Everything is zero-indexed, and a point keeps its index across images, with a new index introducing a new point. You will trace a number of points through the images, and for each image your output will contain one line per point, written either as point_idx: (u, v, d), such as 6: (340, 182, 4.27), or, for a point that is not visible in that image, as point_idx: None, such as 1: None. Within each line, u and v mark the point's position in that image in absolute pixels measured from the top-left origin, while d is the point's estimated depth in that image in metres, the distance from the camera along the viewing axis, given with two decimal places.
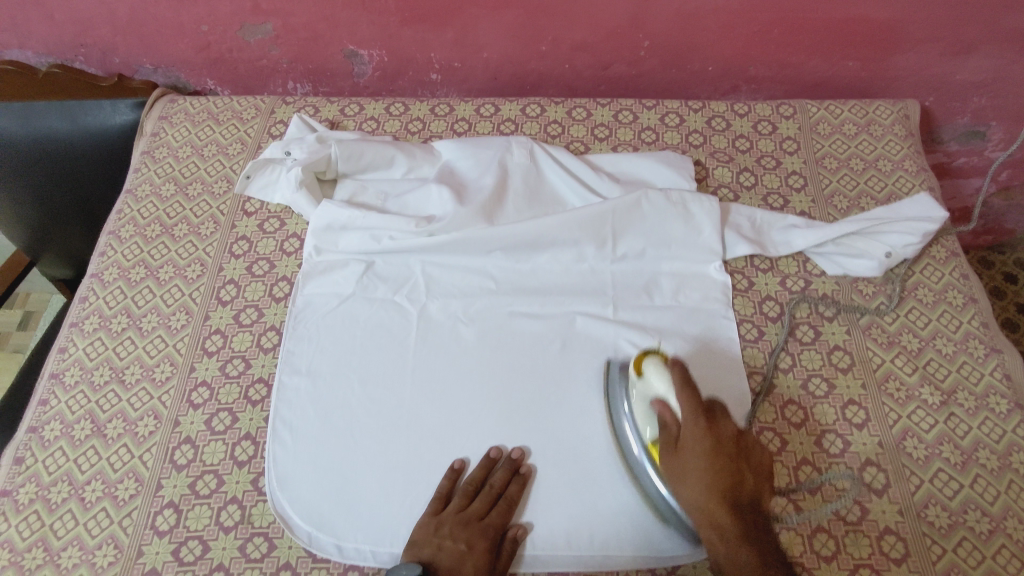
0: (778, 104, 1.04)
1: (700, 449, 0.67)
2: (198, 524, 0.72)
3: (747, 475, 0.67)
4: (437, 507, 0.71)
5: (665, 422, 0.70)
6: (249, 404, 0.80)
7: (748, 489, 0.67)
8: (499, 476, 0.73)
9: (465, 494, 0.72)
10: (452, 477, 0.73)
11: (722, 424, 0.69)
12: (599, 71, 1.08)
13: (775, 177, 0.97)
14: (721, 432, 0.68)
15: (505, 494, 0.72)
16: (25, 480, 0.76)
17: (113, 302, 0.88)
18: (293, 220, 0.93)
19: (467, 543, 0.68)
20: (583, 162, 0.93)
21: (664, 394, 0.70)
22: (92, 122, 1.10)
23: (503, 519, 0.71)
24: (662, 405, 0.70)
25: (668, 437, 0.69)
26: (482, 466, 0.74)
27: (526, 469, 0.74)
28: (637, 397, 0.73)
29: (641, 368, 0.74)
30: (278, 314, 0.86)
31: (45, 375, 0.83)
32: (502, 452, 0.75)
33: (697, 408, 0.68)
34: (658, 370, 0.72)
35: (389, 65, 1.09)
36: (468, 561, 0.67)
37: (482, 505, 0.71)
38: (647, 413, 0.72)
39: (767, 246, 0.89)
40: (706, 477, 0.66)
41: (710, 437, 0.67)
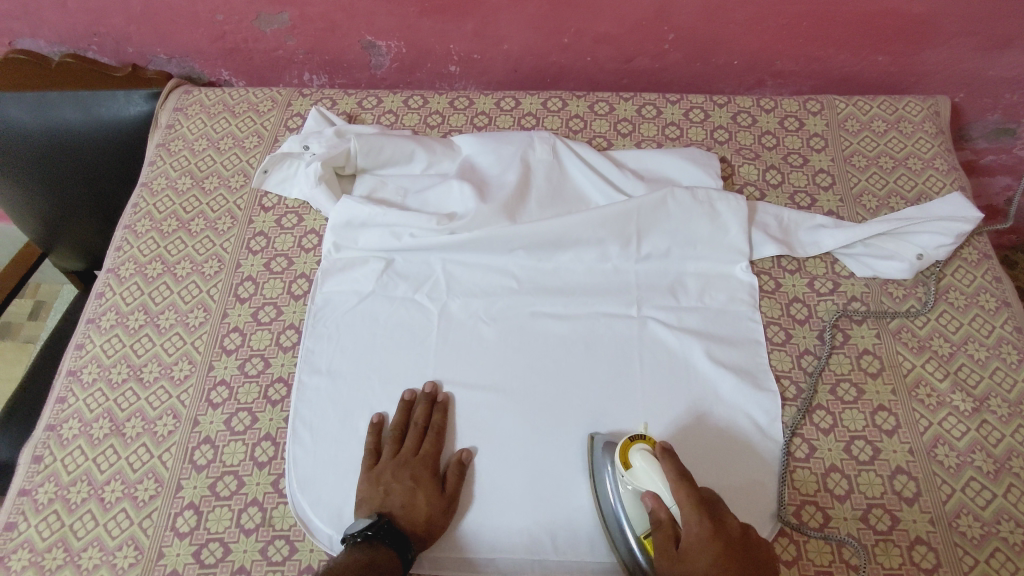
0: (805, 99, 1.02)
1: (704, 555, 0.60)
2: (219, 525, 0.71)
3: (757, 575, 0.61)
4: (372, 461, 0.73)
5: (659, 520, 0.63)
6: (269, 404, 0.79)
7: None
8: (418, 412, 0.76)
9: (395, 439, 0.74)
10: (375, 429, 0.75)
11: (727, 522, 0.62)
12: (622, 64, 1.06)
13: (803, 175, 0.95)
14: (727, 530, 0.61)
15: (430, 425, 0.76)
16: (44, 479, 0.75)
17: (130, 299, 0.87)
18: (311, 216, 0.92)
19: (413, 477, 0.71)
20: (606, 158, 0.91)
21: (657, 489, 0.64)
22: (106, 113, 1.08)
23: (436, 449, 0.74)
24: (655, 501, 0.63)
25: (663, 536, 0.63)
26: (399, 410, 0.76)
27: (442, 398, 0.78)
28: (625, 488, 0.67)
29: (628, 459, 0.67)
30: (297, 312, 0.85)
31: (62, 372, 0.83)
32: (415, 394, 0.78)
33: (697, 504, 0.61)
34: (647, 461, 0.65)
35: (407, 57, 1.07)
36: (420, 492, 0.70)
37: (413, 441, 0.74)
38: (638, 505, 0.66)
39: (795, 247, 0.87)
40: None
41: (714, 541, 0.60)
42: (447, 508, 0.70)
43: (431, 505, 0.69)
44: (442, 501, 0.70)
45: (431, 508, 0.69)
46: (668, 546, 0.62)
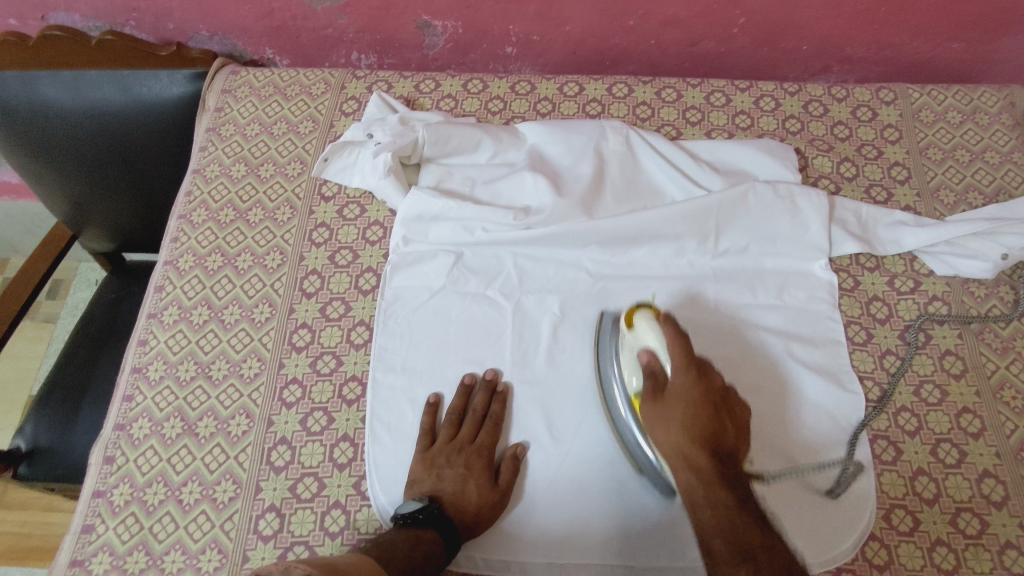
0: (878, 87, 0.99)
1: (684, 400, 0.66)
2: (302, 529, 0.70)
3: (729, 427, 0.66)
4: (426, 443, 0.73)
5: (653, 371, 0.68)
6: (345, 404, 0.77)
7: (730, 439, 0.66)
8: (478, 399, 0.75)
9: (451, 423, 0.74)
10: (432, 411, 0.75)
11: (713, 377, 0.68)
12: (686, 47, 1.03)
13: (877, 168, 0.92)
14: (710, 386, 0.67)
15: (488, 414, 0.74)
16: (119, 480, 0.74)
17: (192, 293, 0.84)
18: (375, 206, 0.89)
19: (466, 466, 0.71)
20: (680, 149, 0.88)
21: (654, 346, 0.68)
22: (147, 94, 1.03)
23: (492, 439, 0.73)
24: (651, 357, 0.68)
25: (653, 383, 0.67)
26: (459, 394, 0.75)
27: (503, 388, 0.76)
28: (627, 349, 0.71)
29: (632, 321, 0.72)
30: (366, 308, 0.82)
31: (127, 368, 0.81)
32: (475, 378, 0.76)
33: (687, 361, 0.67)
34: (648, 322, 0.70)
35: (463, 37, 1.03)
36: (471, 481, 0.70)
37: (469, 429, 0.73)
38: (634, 363, 0.70)
39: (874, 244, 0.85)
40: (688, 422, 0.65)
41: (699, 387, 0.66)
42: (496, 503, 0.69)
43: (481, 497, 0.69)
44: (492, 495, 0.69)
45: (480, 501, 0.69)
46: (656, 392, 0.67)
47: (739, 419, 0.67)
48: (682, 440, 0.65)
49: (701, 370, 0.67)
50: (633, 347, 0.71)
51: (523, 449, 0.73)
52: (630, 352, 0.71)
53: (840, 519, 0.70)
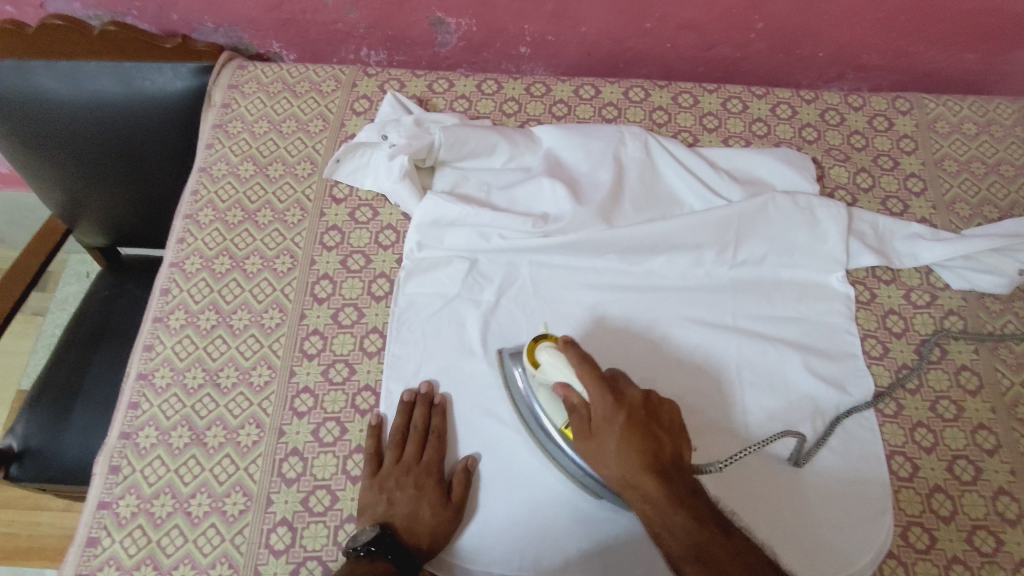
0: (894, 97, 0.98)
1: (612, 432, 0.62)
2: (316, 543, 0.68)
3: (663, 435, 0.63)
4: (373, 468, 0.70)
5: (574, 405, 0.65)
6: (358, 414, 0.75)
7: (669, 452, 0.62)
8: (418, 414, 0.72)
9: (396, 443, 0.71)
10: (374, 433, 0.72)
11: (627, 392, 0.65)
12: (702, 51, 1.01)
13: (893, 179, 0.92)
14: (631, 401, 0.64)
15: (431, 429, 0.72)
16: (124, 491, 0.72)
17: (199, 296, 0.82)
18: (387, 210, 0.87)
19: (416, 486, 0.69)
20: (700, 157, 0.87)
21: (565, 379, 0.66)
22: (149, 88, 1.00)
23: (438, 454, 0.71)
24: (566, 390, 0.65)
25: (578, 420, 0.64)
26: (399, 413, 0.73)
27: (441, 400, 0.74)
28: (539, 386, 0.70)
29: (534, 357, 0.69)
30: (380, 315, 0.81)
31: (131, 374, 0.79)
32: (414, 394, 0.74)
33: (598, 378, 0.64)
34: (552, 355, 0.67)
35: (476, 35, 1.00)
36: (424, 502, 0.68)
37: (415, 447, 0.71)
38: (553, 400, 0.69)
39: (891, 257, 0.85)
40: (626, 457, 0.61)
41: (620, 413, 0.63)
42: (451, 521, 0.67)
43: (436, 517, 0.67)
44: (447, 513, 0.67)
45: (435, 521, 0.67)
46: (583, 428, 0.64)
47: (668, 421, 0.64)
48: (630, 473, 0.61)
49: (617, 391, 0.64)
50: (546, 382, 0.68)
51: (474, 460, 0.71)
52: (544, 388, 0.69)
53: (855, 515, 0.70)
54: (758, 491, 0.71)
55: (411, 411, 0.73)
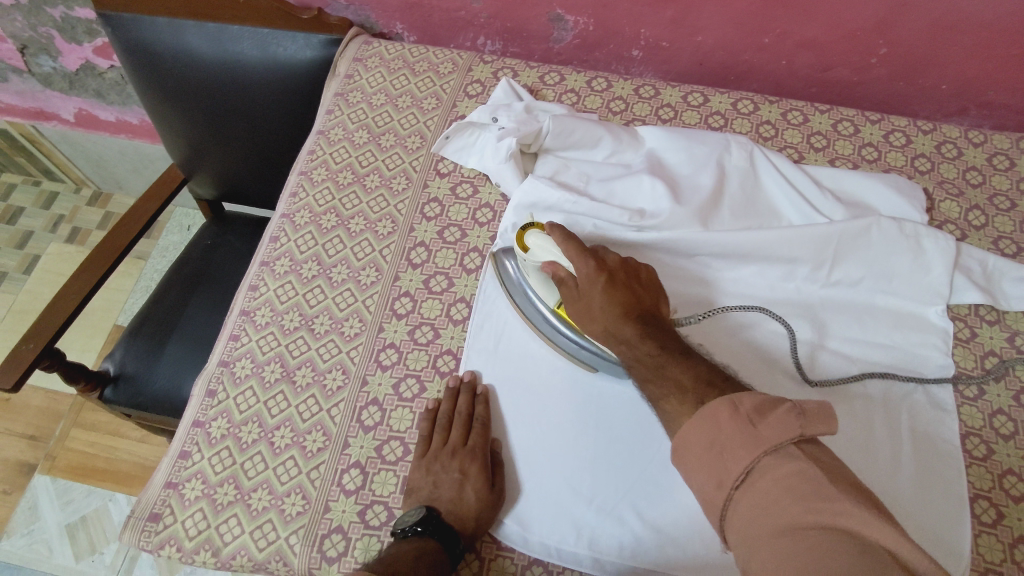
0: (1018, 137, 0.94)
1: (595, 289, 0.68)
2: (384, 490, 0.71)
3: (641, 291, 0.69)
4: (423, 449, 0.72)
5: (562, 279, 0.70)
6: (438, 375, 0.78)
7: (647, 303, 0.68)
8: (462, 401, 0.74)
9: (443, 427, 0.72)
10: (427, 417, 0.74)
11: (607, 260, 0.71)
12: (818, 72, 1.00)
13: (1009, 221, 0.88)
14: (608, 265, 0.70)
15: (474, 416, 0.73)
16: (217, 414, 0.77)
17: (304, 247, 0.87)
18: (488, 188, 0.91)
19: (462, 469, 0.69)
20: (804, 174, 0.86)
21: (552, 257, 0.70)
22: (282, 54, 1.07)
23: (483, 440, 0.71)
24: (554, 267, 0.70)
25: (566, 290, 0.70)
26: (445, 399, 0.74)
27: (483, 389, 0.75)
28: (530, 269, 0.74)
29: (524, 244, 0.73)
30: (469, 286, 0.84)
31: (236, 310, 0.84)
32: (458, 382, 0.76)
33: (581, 249, 0.69)
34: (540, 239, 0.71)
35: (592, 34, 1.03)
36: (468, 486, 0.68)
37: (459, 432, 0.71)
38: (544, 282, 0.74)
39: (998, 298, 0.82)
40: (610, 309, 0.67)
41: (603, 274, 0.68)
42: (495, 505, 0.68)
43: (480, 502, 0.67)
44: (490, 497, 0.68)
45: (480, 505, 0.67)
46: (572, 296, 0.70)
47: (646, 283, 0.70)
48: (610, 321, 0.67)
49: (597, 258, 0.70)
50: (537, 266, 0.73)
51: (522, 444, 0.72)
52: (534, 271, 0.74)
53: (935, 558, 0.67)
54: (735, 346, 0.78)
55: (455, 397, 0.75)
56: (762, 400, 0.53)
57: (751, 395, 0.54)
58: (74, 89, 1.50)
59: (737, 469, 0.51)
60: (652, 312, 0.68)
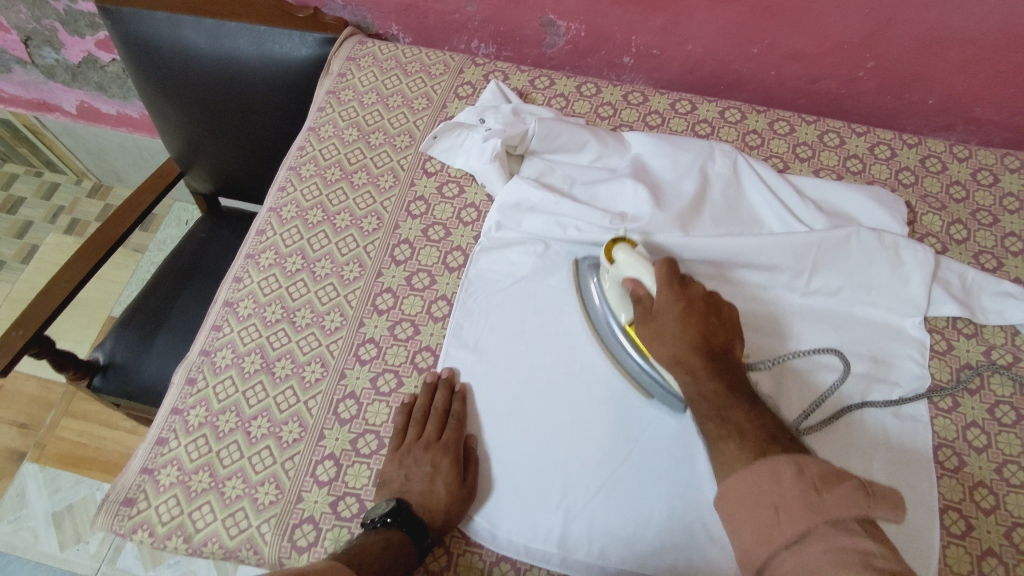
0: (1003, 153, 0.95)
1: (672, 315, 0.69)
2: (357, 482, 0.72)
3: (719, 328, 0.68)
4: (398, 442, 0.73)
5: (639, 297, 0.71)
6: (416, 371, 0.79)
7: (720, 341, 0.68)
8: (439, 397, 0.74)
9: (419, 421, 0.73)
10: (403, 411, 0.75)
11: (692, 288, 0.71)
12: (806, 83, 1.01)
13: (991, 235, 0.88)
14: (692, 293, 0.70)
15: (451, 412, 0.74)
16: (196, 402, 0.78)
17: (289, 240, 0.88)
18: (473, 188, 0.92)
19: (433, 463, 0.69)
20: (787, 183, 0.87)
21: (636, 273, 0.72)
22: (277, 52, 1.09)
23: (457, 435, 0.72)
24: (633, 284, 0.72)
25: (641, 308, 0.71)
26: (423, 393, 0.75)
27: (461, 387, 0.76)
28: (609, 280, 0.75)
29: (611, 255, 0.75)
30: (450, 284, 0.84)
31: (219, 301, 0.85)
32: (436, 378, 0.77)
33: (670, 274, 0.70)
34: (628, 254, 0.73)
35: (584, 40, 1.04)
36: (439, 479, 0.68)
37: (433, 427, 0.72)
38: (621, 296, 0.74)
39: (976, 312, 0.82)
40: (681, 334, 0.68)
41: (680, 301, 0.69)
42: (465, 500, 0.68)
43: (450, 496, 0.67)
44: (460, 492, 0.68)
45: (450, 498, 0.67)
46: (646, 314, 0.71)
47: (725, 319, 0.70)
48: (679, 350, 0.67)
49: (683, 283, 0.71)
50: (618, 280, 0.74)
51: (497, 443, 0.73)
52: (614, 285, 0.75)
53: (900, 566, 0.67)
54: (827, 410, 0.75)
55: (433, 393, 0.75)
56: (829, 471, 0.52)
57: (817, 464, 0.54)
58: (76, 82, 1.52)
59: (789, 531, 0.51)
60: (727, 353, 0.67)
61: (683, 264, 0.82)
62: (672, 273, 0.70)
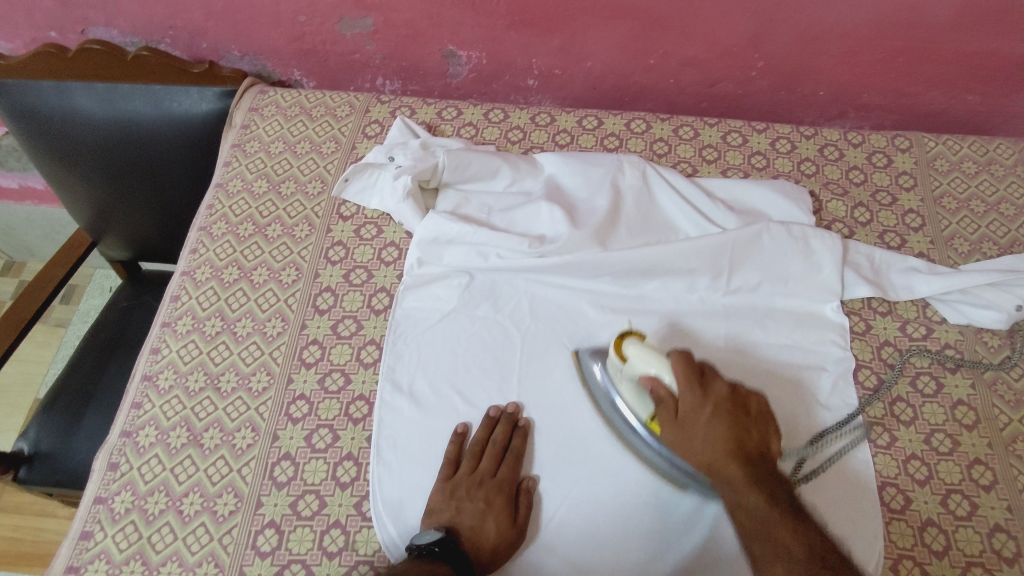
0: (893, 135, 1.00)
1: (701, 418, 0.66)
2: (301, 547, 0.69)
3: (750, 428, 0.66)
4: (449, 472, 0.71)
5: (660, 396, 0.68)
6: (350, 422, 0.77)
7: (753, 441, 0.65)
8: (500, 431, 0.73)
9: (474, 454, 0.72)
10: (458, 441, 0.73)
11: (714, 385, 0.68)
12: (705, 87, 1.04)
13: (892, 215, 0.92)
14: (716, 394, 0.67)
15: (509, 448, 0.73)
16: (121, 487, 0.74)
17: (206, 303, 0.85)
18: (392, 227, 0.91)
19: (487, 500, 0.69)
20: (696, 186, 0.89)
21: (654, 371, 0.68)
22: (177, 109, 1.06)
23: (513, 474, 0.71)
24: (654, 382, 0.68)
25: (665, 409, 0.68)
26: (483, 426, 0.74)
27: (524, 422, 0.75)
28: (623, 377, 0.71)
29: (622, 351, 0.71)
30: (378, 328, 0.83)
31: (137, 376, 0.82)
32: (500, 411, 0.75)
33: (689, 373, 0.67)
34: (640, 350, 0.69)
35: (486, 67, 1.05)
36: (490, 517, 0.68)
37: (490, 462, 0.71)
38: (641, 395, 0.71)
39: (887, 290, 0.85)
40: (713, 440, 0.65)
41: (707, 403, 0.66)
42: (513, 541, 0.67)
43: (499, 535, 0.67)
44: (511, 533, 0.67)
45: (499, 538, 0.67)
46: (670, 416, 0.67)
47: (754, 414, 0.67)
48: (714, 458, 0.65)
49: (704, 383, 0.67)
50: (632, 377, 0.70)
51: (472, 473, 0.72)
52: (630, 383, 0.71)
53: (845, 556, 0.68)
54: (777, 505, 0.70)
55: (494, 426, 0.74)
56: None
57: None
58: None
59: None
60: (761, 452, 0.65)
61: (606, 281, 0.83)
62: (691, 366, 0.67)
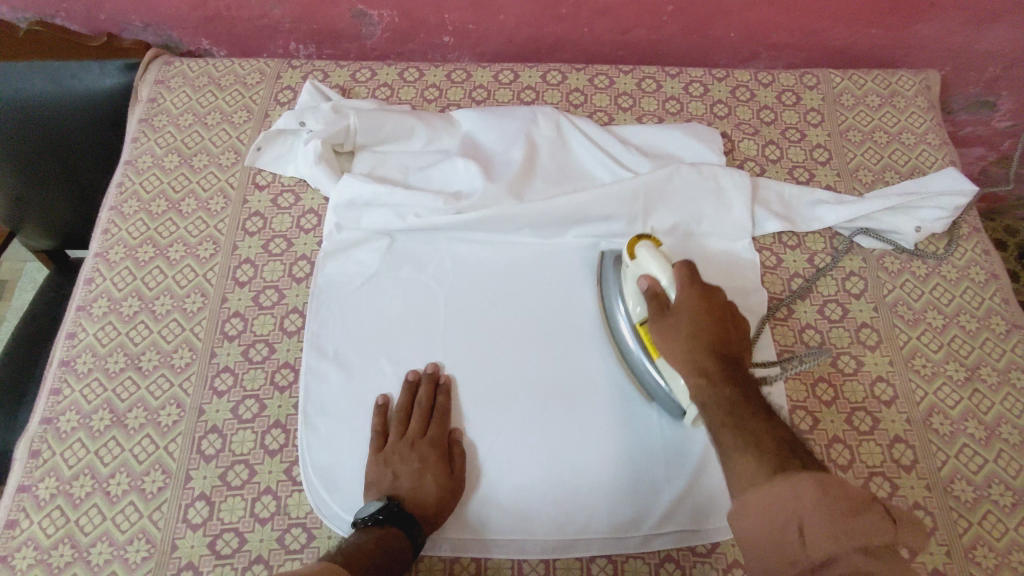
0: (802, 73, 1.02)
1: (686, 314, 0.67)
2: (232, 516, 0.70)
3: (734, 334, 0.67)
4: (377, 442, 0.72)
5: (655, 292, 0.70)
6: (276, 391, 0.77)
7: (736, 343, 0.66)
8: (423, 393, 0.74)
9: (399, 419, 0.73)
10: (381, 412, 0.73)
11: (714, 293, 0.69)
12: (619, 35, 1.05)
13: (801, 151, 0.95)
14: (712, 296, 0.68)
15: (434, 407, 0.74)
16: (44, 474, 0.73)
17: (122, 284, 0.84)
18: (310, 194, 0.90)
19: (421, 459, 0.70)
20: (609, 134, 0.90)
21: (654, 273, 0.70)
22: (78, 84, 1.01)
23: (442, 431, 0.72)
24: (651, 282, 0.70)
25: (657, 304, 0.69)
26: (405, 390, 0.74)
27: (446, 382, 0.75)
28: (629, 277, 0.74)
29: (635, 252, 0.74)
30: (300, 296, 0.83)
31: (55, 362, 0.80)
32: (418, 373, 0.76)
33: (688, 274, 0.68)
34: (650, 252, 0.71)
35: (399, 26, 1.03)
36: (428, 476, 0.68)
37: (418, 423, 0.72)
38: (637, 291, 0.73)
39: (797, 223, 0.89)
40: (694, 334, 0.66)
41: (701, 304, 0.67)
42: (454, 493, 0.69)
43: (440, 490, 0.68)
44: (450, 485, 0.69)
45: (441, 492, 0.68)
46: (661, 311, 0.69)
47: (739, 325, 0.68)
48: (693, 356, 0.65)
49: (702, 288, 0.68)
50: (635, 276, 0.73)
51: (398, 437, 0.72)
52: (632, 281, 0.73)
53: None
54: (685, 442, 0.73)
55: (416, 389, 0.75)
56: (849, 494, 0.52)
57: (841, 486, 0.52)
58: None
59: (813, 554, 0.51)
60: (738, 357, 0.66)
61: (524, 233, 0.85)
62: (691, 270, 0.69)
